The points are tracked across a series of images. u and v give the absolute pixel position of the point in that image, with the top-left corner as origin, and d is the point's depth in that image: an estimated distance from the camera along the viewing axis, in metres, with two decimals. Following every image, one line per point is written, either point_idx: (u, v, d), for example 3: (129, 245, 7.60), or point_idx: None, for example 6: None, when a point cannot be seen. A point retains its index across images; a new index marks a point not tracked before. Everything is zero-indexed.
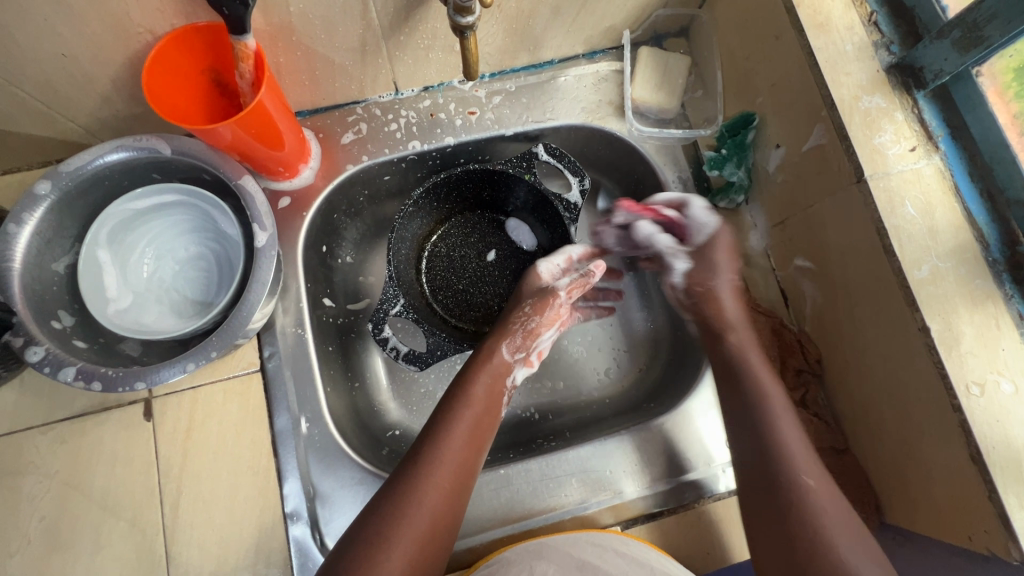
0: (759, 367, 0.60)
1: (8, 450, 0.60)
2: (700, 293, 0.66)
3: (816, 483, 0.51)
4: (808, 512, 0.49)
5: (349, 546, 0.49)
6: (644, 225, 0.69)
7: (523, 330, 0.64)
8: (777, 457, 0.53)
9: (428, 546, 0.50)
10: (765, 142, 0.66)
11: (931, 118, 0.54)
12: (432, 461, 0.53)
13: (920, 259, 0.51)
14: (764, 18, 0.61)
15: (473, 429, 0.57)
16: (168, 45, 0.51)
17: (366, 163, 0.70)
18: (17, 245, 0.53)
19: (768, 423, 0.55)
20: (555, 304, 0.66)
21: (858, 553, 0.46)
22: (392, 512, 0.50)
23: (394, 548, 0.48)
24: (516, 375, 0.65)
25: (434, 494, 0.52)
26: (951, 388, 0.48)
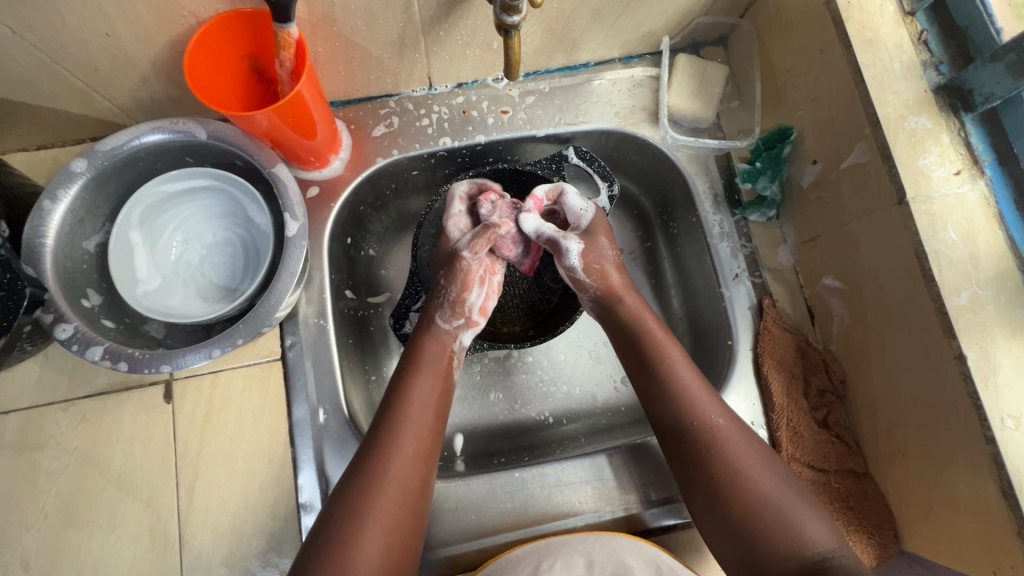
0: (662, 337, 0.59)
1: (29, 424, 0.60)
2: (598, 271, 0.64)
3: (750, 456, 0.52)
4: (745, 482, 0.50)
5: (329, 526, 0.47)
6: (526, 211, 0.65)
7: (447, 299, 0.62)
8: (706, 436, 0.53)
9: (405, 512, 0.50)
10: (802, 157, 0.65)
11: (978, 141, 0.53)
12: (393, 431, 0.52)
13: (959, 286, 0.50)
14: (810, 31, 0.60)
15: (431, 396, 0.56)
16: (211, 29, 0.51)
17: (396, 157, 0.69)
18: (51, 221, 0.54)
19: (694, 401, 0.54)
20: (464, 266, 0.63)
21: (814, 527, 0.48)
22: (363, 485, 0.49)
23: (368, 518, 0.47)
24: (464, 339, 0.62)
25: (400, 463, 0.51)
26: (985, 419, 0.47)
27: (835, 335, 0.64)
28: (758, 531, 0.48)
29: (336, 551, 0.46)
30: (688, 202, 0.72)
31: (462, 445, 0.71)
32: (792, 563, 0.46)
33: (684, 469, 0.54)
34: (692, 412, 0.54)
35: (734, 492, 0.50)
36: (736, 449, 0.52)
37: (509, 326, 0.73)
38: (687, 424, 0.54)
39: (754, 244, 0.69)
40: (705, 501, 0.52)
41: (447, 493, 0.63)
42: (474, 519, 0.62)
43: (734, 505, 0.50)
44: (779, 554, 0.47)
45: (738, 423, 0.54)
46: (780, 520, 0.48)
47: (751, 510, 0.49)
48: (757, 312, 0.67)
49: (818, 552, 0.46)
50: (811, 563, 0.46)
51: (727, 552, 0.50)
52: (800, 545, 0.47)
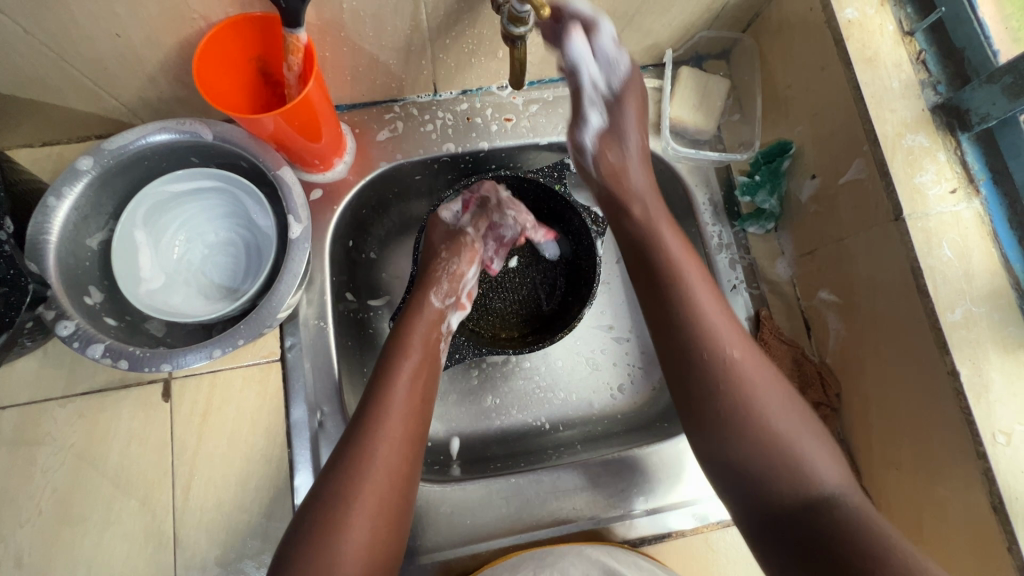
0: (681, 259, 0.56)
1: (25, 420, 0.60)
2: (608, 168, 0.60)
3: (767, 389, 0.50)
4: (758, 418, 0.49)
5: (314, 510, 0.47)
6: (570, 32, 0.52)
7: (447, 275, 0.65)
8: (720, 366, 0.51)
9: (393, 495, 0.50)
10: (801, 171, 0.66)
11: (973, 161, 0.54)
12: (379, 420, 0.52)
13: (953, 302, 0.50)
14: (811, 47, 0.61)
15: (416, 381, 0.56)
16: (221, 33, 0.52)
17: (400, 161, 0.70)
18: (55, 218, 0.54)
19: (711, 330, 0.52)
20: (468, 243, 0.67)
21: (825, 464, 0.48)
22: (350, 470, 0.49)
23: (355, 503, 0.47)
24: (451, 321, 0.64)
25: (386, 449, 0.50)
26: (977, 435, 0.48)
27: (831, 348, 0.64)
28: (767, 470, 0.48)
29: (322, 534, 0.46)
30: (688, 213, 0.72)
31: (459, 449, 0.72)
32: (798, 501, 0.46)
33: (691, 402, 0.52)
34: (708, 344, 0.52)
35: (743, 428, 0.49)
36: (753, 383, 0.50)
37: (507, 331, 0.73)
38: (701, 354, 0.52)
39: (753, 256, 0.71)
40: (710, 435, 0.50)
41: (442, 498, 0.63)
42: (469, 524, 0.62)
43: (740, 438, 0.49)
44: (785, 494, 0.47)
45: (755, 354, 0.52)
46: (790, 458, 0.47)
47: (760, 447, 0.48)
48: (753, 323, 0.68)
49: (822, 490, 0.46)
50: (817, 500, 0.46)
51: (726, 487, 0.50)
52: (804, 483, 0.47)
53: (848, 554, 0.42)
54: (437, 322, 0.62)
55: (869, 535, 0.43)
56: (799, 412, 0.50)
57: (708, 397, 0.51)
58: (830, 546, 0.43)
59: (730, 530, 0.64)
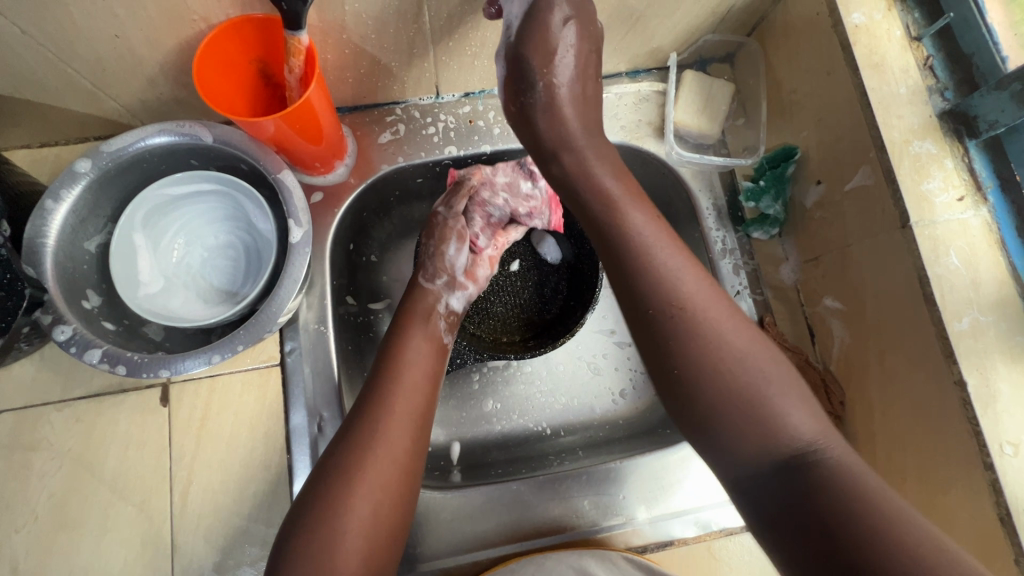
0: (626, 202, 0.53)
1: (21, 426, 0.59)
2: (540, 107, 0.53)
3: (732, 341, 0.46)
4: (723, 367, 0.45)
5: (319, 486, 0.46)
6: None
7: (429, 258, 0.64)
8: (679, 315, 0.47)
9: (398, 469, 0.48)
10: (806, 177, 0.65)
11: (981, 168, 0.53)
12: (388, 396, 0.52)
13: (961, 311, 0.50)
14: (818, 52, 0.60)
15: (423, 358, 0.56)
16: (222, 34, 0.51)
17: (401, 165, 0.69)
18: (53, 221, 0.53)
19: (667, 280, 0.48)
20: (442, 223, 0.66)
21: (801, 416, 0.44)
22: (359, 442, 0.48)
23: (359, 476, 0.46)
24: (450, 301, 0.63)
25: (391, 422, 0.50)
26: (984, 446, 0.48)
27: (835, 355, 0.64)
28: (741, 427, 0.44)
29: (326, 508, 0.45)
30: (691, 218, 0.72)
31: (460, 454, 0.71)
32: (776, 456, 0.42)
33: (657, 360, 0.47)
34: (662, 299, 0.48)
35: (706, 386, 0.45)
36: (716, 338, 0.46)
37: (508, 335, 0.72)
38: (655, 311, 0.48)
39: (755, 263, 0.71)
40: (681, 396, 0.46)
41: (443, 505, 0.62)
42: (470, 531, 0.62)
43: (709, 395, 0.45)
44: (762, 451, 0.43)
45: (718, 302, 0.48)
46: (762, 412, 0.44)
47: (730, 401, 0.44)
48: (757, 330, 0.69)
49: (797, 444, 0.42)
50: (796, 455, 0.42)
51: (701, 448, 0.46)
52: (778, 438, 0.43)
53: (827, 512, 0.38)
54: (432, 302, 0.62)
55: (854, 489, 0.39)
56: (769, 362, 0.46)
57: (671, 352, 0.47)
58: (808, 503, 0.39)
59: (734, 539, 0.63)
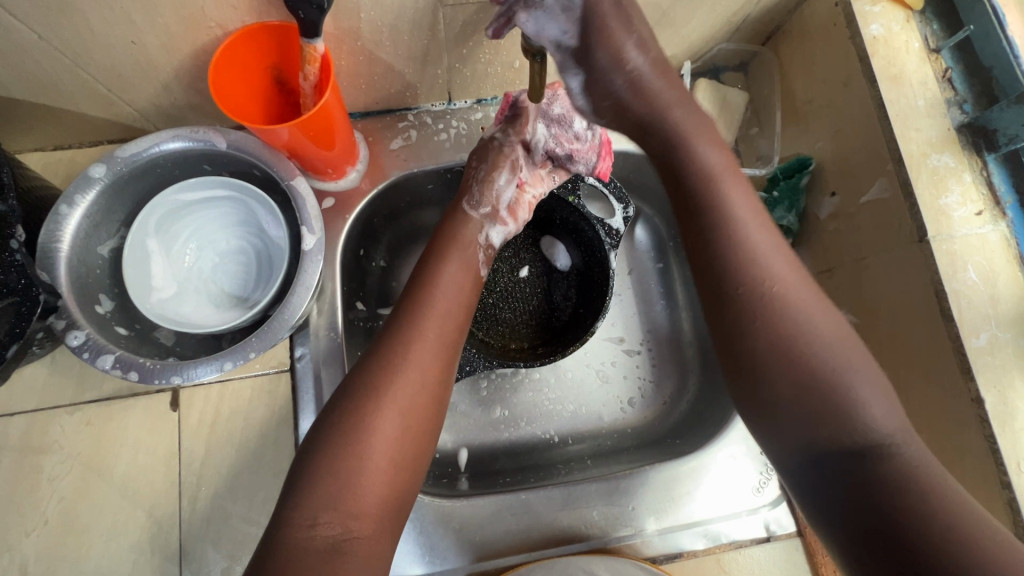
0: (721, 172, 0.51)
1: (32, 429, 0.59)
2: (629, 89, 0.52)
3: (817, 327, 0.44)
4: (809, 351, 0.43)
5: (339, 405, 0.46)
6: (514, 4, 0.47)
7: (478, 184, 0.64)
8: (763, 297, 0.45)
9: (424, 393, 0.48)
10: (821, 189, 0.65)
11: (1000, 182, 0.53)
12: (414, 321, 0.51)
13: (978, 327, 0.49)
14: (835, 62, 0.60)
15: (456, 285, 0.56)
16: (237, 41, 0.51)
17: (413, 171, 0.69)
18: (67, 225, 0.53)
19: (755, 258, 0.46)
20: (496, 151, 0.65)
21: (881, 406, 0.42)
22: (384, 365, 0.48)
23: (385, 397, 0.46)
24: (492, 235, 0.63)
25: (421, 346, 0.50)
26: (1001, 464, 0.48)
27: None
28: (820, 413, 0.42)
29: (350, 426, 0.44)
30: None
31: (467, 461, 0.71)
32: (844, 443, 0.41)
33: (735, 344, 0.46)
34: (742, 274, 0.46)
35: (786, 365, 0.43)
36: (806, 325, 0.44)
37: (517, 342, 0.72)
38: (744, 286, 0.46)
39: None
40: (760, 378, 0.44)
41: (452, 513, 0.62)
42: (479, 540, 0.62)
43: (785, 380, 0.43)
44: (835, 436, 0.41)
45: (806, 286, 0.46)
46: (839, 398, 0.42)
47: (806, 385, 0.43)
48: None
49: (870, 437, 0.40)
50: (871, 445, 0.40)
51: (762, 433, 0.45)
52: (851, 426, 0.41)
53: (893, 507, 0.38)
54: (471, 230, 0.61)
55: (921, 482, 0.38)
56: (852, 354, 0.44)
57: (754, 332, 0.45)
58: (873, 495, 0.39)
59: (744, 552, 0.63)
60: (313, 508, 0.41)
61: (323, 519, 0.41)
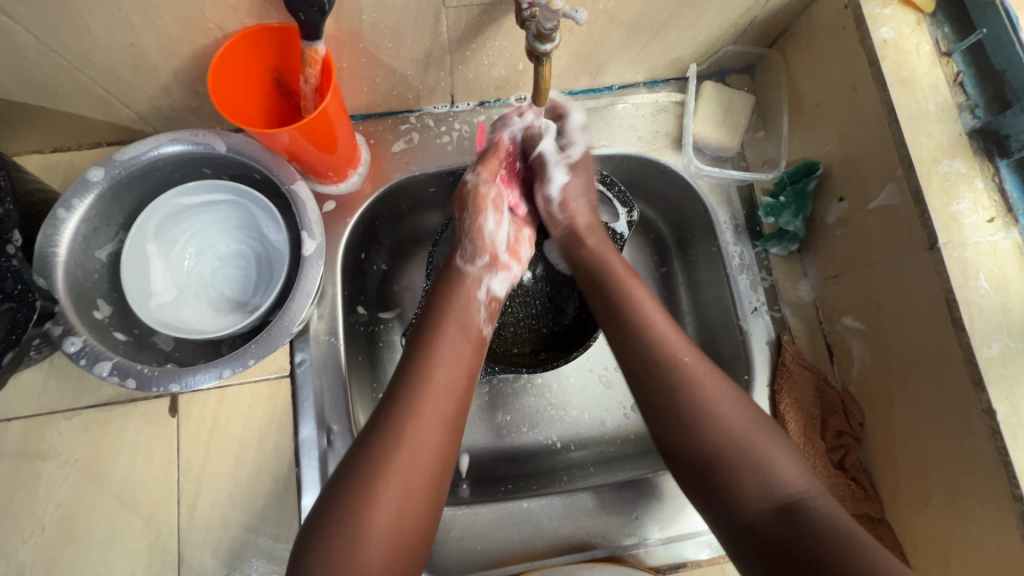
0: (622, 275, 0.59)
1: (30, 434, 0.59)
2: (569, 208, 0.64)
3: (719, 395, 0.49)
4: (717, 417, 0.47)
5: (340, 492, 0.44)
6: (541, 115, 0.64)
7: (467, 236, 0.62)
8: (673, 373, 0.50)
9: (422, 477, 0.45)
10: (828, 194, 0.64)
11: (1012, 188, 0.52)
12: (412, 391, 0.49)
13: (990, 336, 0.48)
14: (843, 65, 0.59)
15: (455, 356, 0.53)
16: (237, 43, 0.50)
17: (415, 174, 0.68)
18: (64, 230, 0.53)
19: (660, 340, 0.52)
20: (477, 194, 0.62)
21: (789, 466, 0.45)
22: (380, 449, 0.45)
23: (381, 486, 0.44)
24: (494, 286, 0.61)
25: (418, 426, 0.47)
26: (1015, 479, 0.46)
27: (855, 376, 0.62)
28: (735, 475, 0.45)
29: (347, 513, 0.43)
30: (708, 231, 0.70)
31: (469, 467, 0.70)
32: (766, 504, 0.44)
33: (653, 412, 0.50)
34: (654, 351, 0.52)
35: (700, 431, 0.47)
36: (709, 394, 0.49)
37: (520, 347, 0.71)
38: (654, 362, 0.51)
39: (774, 277, 0.68)
40: (679, 444, 0.48)
41: (453, 521, 0.61)
42: (480, 549, 0.61)
43: (700, 447, 0.47)
44: (753, 498, 0.44)
45: (706, 362, 0.51)
46: (750, 461, 0.45)
47: (718, 451, 0.46)
48: (775, 348, 0.66)
49: (789, 492, 0.44)
50: (784, 503, 0.43)
51: (699, 501, 0.47)
52: (770, 485, 0.44)
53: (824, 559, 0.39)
54: (472, 287, 0.59)
55: (843, 534, 0.40)
56: (752, 419, 0.48)
57: (666, 399, 0.49)
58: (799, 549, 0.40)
59: None
60: None
61: None
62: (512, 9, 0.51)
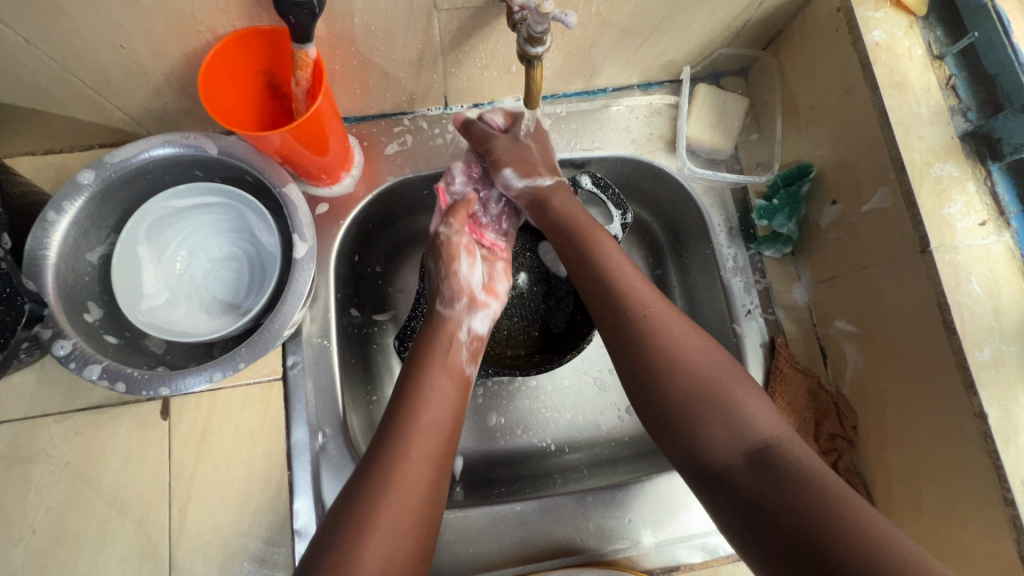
0: (588, 225, 0.60)
1: (21, 437, 0.58)
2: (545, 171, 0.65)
3: (686, 343, 0.51)
4: (686, 365, 0.50)
5: (328, 540, 0.43)
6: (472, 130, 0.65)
7: (444, 280, 0.61)
8: (641, 323, 0.52)
9: (413, 514, 0.45)
10: (822, 197, 0.64)
11: (1004, 192, 0.52)
12: (399, 431, 0.49)
13: (982, 340, 0.48)
14: (836, 68, 0.59)
15: (444, 397, 0.53)
16: (228, 45, 0.50)
17: (408, 176, 0.68)
18: (54, 233, 0.52)
19: (629, 292, 0.54)
20: (447, 243, 0.63)
21: (757, 409, 0.47)
22: (370, 491, 0.45)
23: (371, 526, 0.43)
24: (475, 323, 0.60)
25: (408, 464, 0.47)
26: (1005, 480, 0.47)
27: (849, 379, 0.62)
28: (705, 423, 0.47)
29: (337, 555, 0.42)
30: (702, 233, 0.70)
31: (462, 469, 0.70)
32: (734, 448, 0.46)
33: (627, 365, 0.52)
34: (627, 302, 0.54)
35: (670, 377, 0.49)
36: (679, 347, 0.51)
37: (513, 349, 0.71)
38: (623, 314, 0.54)
39: (768, 280, 0.68)
40: (652, 397, 0.50)
41: (446, 525, 0.61)
42: (473, 552, 0.61)
43: (670, 397, 0.49)
44: (722, 443, 0.46)
45: (674, 311, 0.54)
46: (718, 408, 0.47)
47: (688, 397, 0.48)
48: (769, 351, 0.65)
49: (760, 438, 0.46)
50: (752, 446, 0.45)
51: (674, 452, 0.49)
52: (741, 430, 0.46)
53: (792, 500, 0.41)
54: (452, 328, 0.59)
55: (811, 479, 0.42)
56: (720, 364, 0.50)
57: (636, 351, 0.52)
58: (769, 491, 0.43)
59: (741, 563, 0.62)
60: None
61: None
62: (504, 12, 0.51)
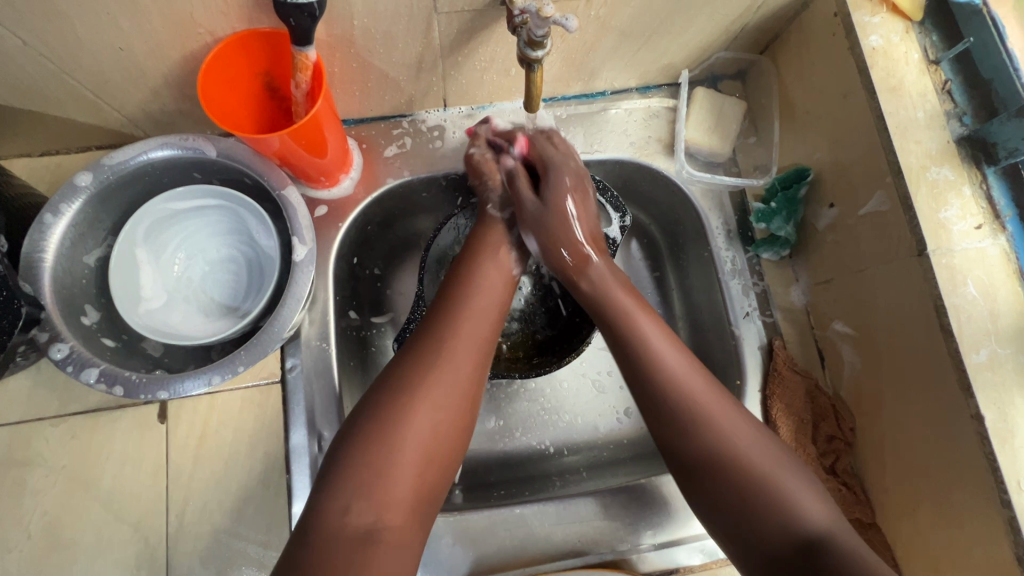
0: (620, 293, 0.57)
1: (17, 441, 0.58)
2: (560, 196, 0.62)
3: (736, 428, 0.48)
4: (733, 449, 0.46)
5: (378, 394, 0.47)
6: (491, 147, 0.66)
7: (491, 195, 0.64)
8: (686, 405, 0.49)
9: (463, 385, 0.49)
10: (819, 200, 0.64)
11: (1000, 196, 0.52)
12: (448, 315, 0.53)
13: (978, 343, 0.49)
14: (834, 71, 0.59)
15: (490, 294, 0.56)
16: (227, 47, 0.50)
17: (407, 178, 0.68)
18: (51, 235, 0.52)
19: (670, 369, 0.51)
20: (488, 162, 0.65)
21: (810, 498, 0.44)
22: (419, 360, 0.49)
23: (422, 386, 0.47)
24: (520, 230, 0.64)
25: (456, 342, 0.50)
26: (1002, 483, 0.47)
27: (846, 381, 0.62)
28: (757, 511, 0.44)
29: (389, 408, 0.46)
30: (700, 236, 0.71)
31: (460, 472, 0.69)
32: (788, 542, 0.43)
33: (671, 445, 0.49)
34: (675, 387, 0.50)
35: (719, 465, 0.46)
36: (726, 429, 0.47)
37: (512, 351, 0.71)
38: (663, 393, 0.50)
39: (766, 283, 0.69)
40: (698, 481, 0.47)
41: (446, 527, 0.61)
42: (471, 555, 0.61)
43: (718, 483, 0.46)
44: (773, 534, 0.43)
45: (721, 390, 0.50)
46: (770, 497, 0.44)
47: (737, 486, 0.45)
48: (767, 353, 0.66)
49: (817, 531, 0.43)
50: (807, 540, 0.42)
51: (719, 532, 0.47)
52: (790, 520, 0.43)
53: None
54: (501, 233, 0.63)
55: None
56: (770, 447, 0.47)
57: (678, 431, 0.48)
58: None
59: None
60: (345, 495, 0.42)
61: (354, 508, 0.41)
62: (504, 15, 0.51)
